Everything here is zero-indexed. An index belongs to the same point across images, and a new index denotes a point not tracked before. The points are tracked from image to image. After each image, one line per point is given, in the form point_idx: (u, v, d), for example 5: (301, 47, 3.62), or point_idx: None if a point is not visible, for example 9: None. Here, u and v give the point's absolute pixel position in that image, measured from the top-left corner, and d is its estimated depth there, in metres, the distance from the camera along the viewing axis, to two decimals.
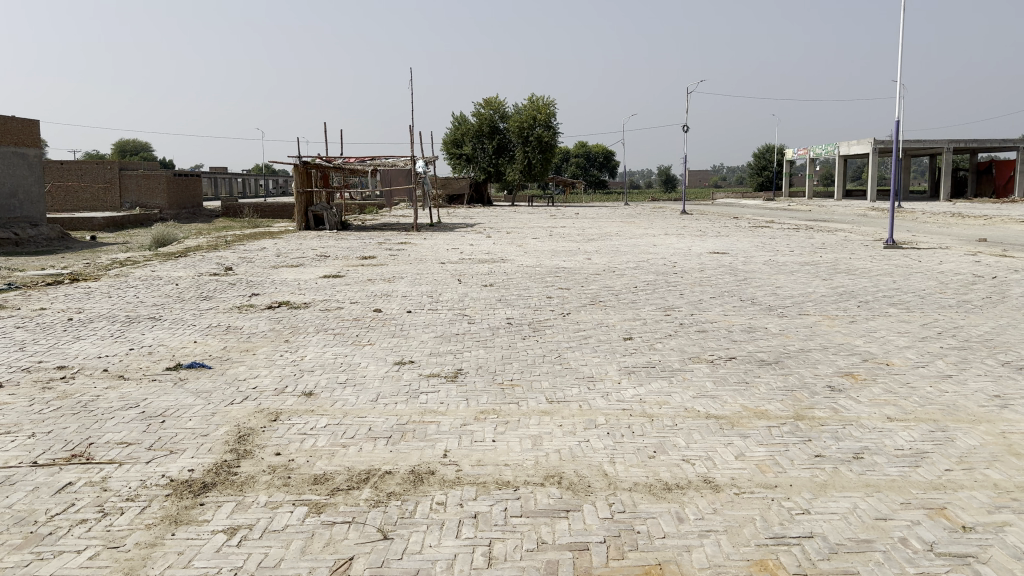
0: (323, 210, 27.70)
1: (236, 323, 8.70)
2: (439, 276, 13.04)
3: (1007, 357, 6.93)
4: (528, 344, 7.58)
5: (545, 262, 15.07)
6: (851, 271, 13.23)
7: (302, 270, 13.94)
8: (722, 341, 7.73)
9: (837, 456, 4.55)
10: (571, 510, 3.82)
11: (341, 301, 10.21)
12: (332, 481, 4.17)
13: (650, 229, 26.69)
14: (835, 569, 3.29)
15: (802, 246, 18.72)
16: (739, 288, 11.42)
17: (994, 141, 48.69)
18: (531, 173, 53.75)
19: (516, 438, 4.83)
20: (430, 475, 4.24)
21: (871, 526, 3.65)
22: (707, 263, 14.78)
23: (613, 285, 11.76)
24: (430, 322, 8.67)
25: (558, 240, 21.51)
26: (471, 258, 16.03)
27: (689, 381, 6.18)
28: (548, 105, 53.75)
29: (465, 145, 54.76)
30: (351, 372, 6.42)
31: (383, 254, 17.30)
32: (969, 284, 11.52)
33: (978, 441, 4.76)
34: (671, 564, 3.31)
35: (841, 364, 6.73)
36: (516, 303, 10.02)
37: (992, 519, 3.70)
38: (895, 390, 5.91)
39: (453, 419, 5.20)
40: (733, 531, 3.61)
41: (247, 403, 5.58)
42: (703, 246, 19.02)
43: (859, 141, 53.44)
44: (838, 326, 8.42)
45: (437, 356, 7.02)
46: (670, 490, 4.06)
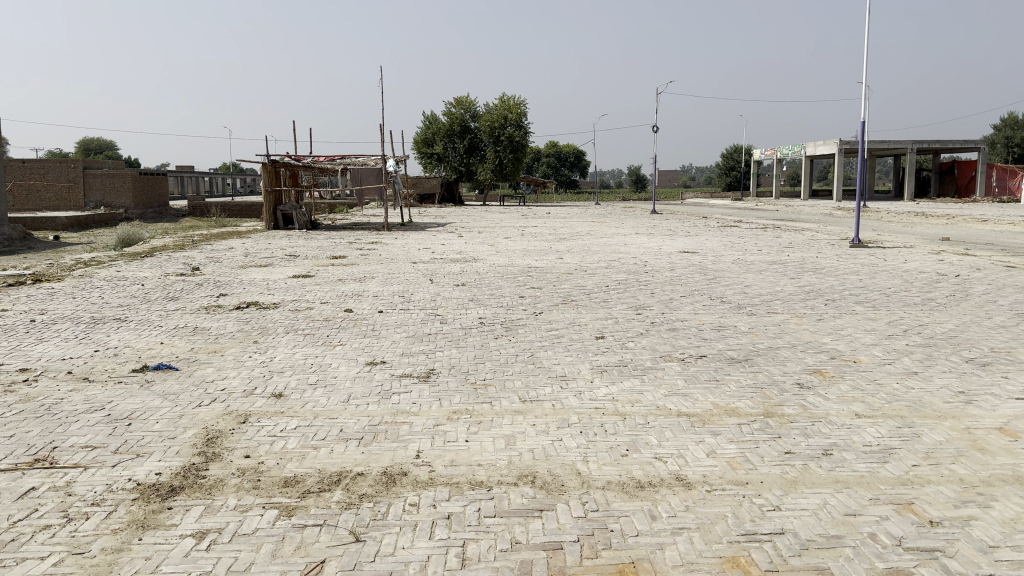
0: (291, 210, 27.42)
1: (203, 323, 8.58)
2: (410, 276, 12.96)
3: (970, 353, 7.06)
4: (500, 344, 7.56)
5: (516, 262, 15.02)
6: (820, 271, 13.34)
7: (271, 270, 13.77)
8: (692, 339, 7.77)
9: (806, 452, 4.60)
10: (544, 510, 3.81)
11: (311, 302, 10.11)
12: (302, 483, 4.12)
13: (621, 228, 26.78)
14: (806, 565, 3.32)
15: (769, 246, 18.66)
16: (710, 287, 11.47)
17: (956, 142, 49.63)
18: (502, 173, 53.90)
19: (489, 438, 4.82)
20: (402, 476, 4.21)
21: (840, 522, 3.69)
22: (678, 263, 14.83)
23: (584, 285, 11.75)
24: (401, 322, 8.62)
25: (529, 240, 21.47)
26: (443, 258, 15.93)
27: (661, 380, 6.21)
28: (519, 105, 53.95)
29: (436, 144, 54.16)
30: (322, 373, 6.36)
31: (353, 254, 17.12)
32: (933, 283, 11.68)
33: (943, 437, 4.84)
34: (645, 562, 3.32)
35: (809, 362, 6.81)
36: (488, 303, 10.00)
37: (958, 513, 3.77)
38: (862, 386, 5.99)
39: (425, 419, 5.17)
40: (705, 528, 3.64)
41: (215, 405, 5.50)
42: (674, 246, 19.07)
43: (826, 142, 54.17)
44: (806, 324, 8.50)
45: (409, 356, 6.98)
46: (642, 488, 4.07)
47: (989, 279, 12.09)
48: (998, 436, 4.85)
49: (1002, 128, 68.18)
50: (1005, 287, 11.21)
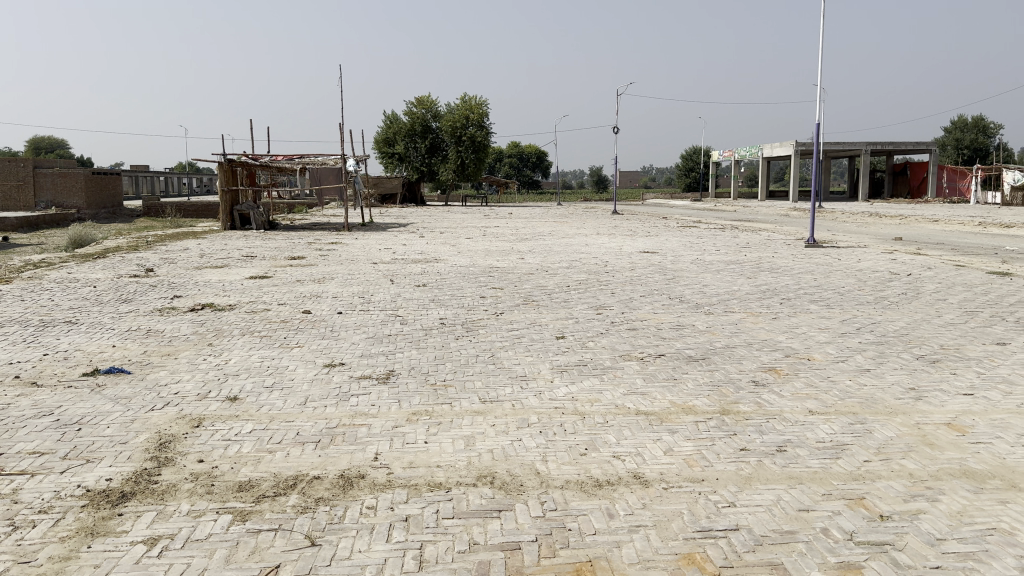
0: (249, 210, 27.08)
1: (156, 326, 8.41)
2: (371, 276, 12.88)
3: (921, 350, 7.23)
4: (460, 344, 7.55)
5: (476, 263, 15.01)
6: (776, 270, 13.56)
7: (229, 271, 13.58)
8: (651, 338, 7.85)
9: (761, 449, 4.66)
10: (502, 510, 3.81)
11: (268, 303, 9.97)
12: (257, 487, 4.06)
13: (582, 228, 26.96)
14: (760, 560, 3.36)
15: (728, 245, 19.01)
16: (669, 286, 11.59)
17: (908, 144, 50.83)
18: (465, 173, 53.88)
19: (448, 439, 4.81)
20: (360, 479, 4.17)
21: (794, 517, 3.75)
22: (638, 263, 14.96)
23: (545, 284, 11.80)
24: (361, 324, 8.57)
25: (490, 240, 21.47)
26: (403, 258, 15.84)
27: (620, 379, 6.26)
28: (481, 105, 53.95)
29: (398, 144, 53.79)
30: (279, 376, 6.27)
31: (312, 254, 16.95)
32: (886, 282, 11.95)
33: (894, 432, 4.94)
34: (602, 561, 3.33)
35: (764, 359, 6.91)
36: (449, 303, 9.97)
37: (907, 507, 3.86)
38: (815, 383, 6.10)
39: (384, 421, 5.14)
40: (662, 525, 3.67)
41: (169, 409, 5.40)
42: (635, 246, 19.24)
43: (782, 145, 55.11)
44: (762, 322, 8.65)
45: (368, 357, 6.93)
46: (600, 487, 4.09)
47: (938, 277, 12.39)
48: (946, 431, 4.98)
49: (952, 130, 70.05)
50: (955, 286, 11.51)
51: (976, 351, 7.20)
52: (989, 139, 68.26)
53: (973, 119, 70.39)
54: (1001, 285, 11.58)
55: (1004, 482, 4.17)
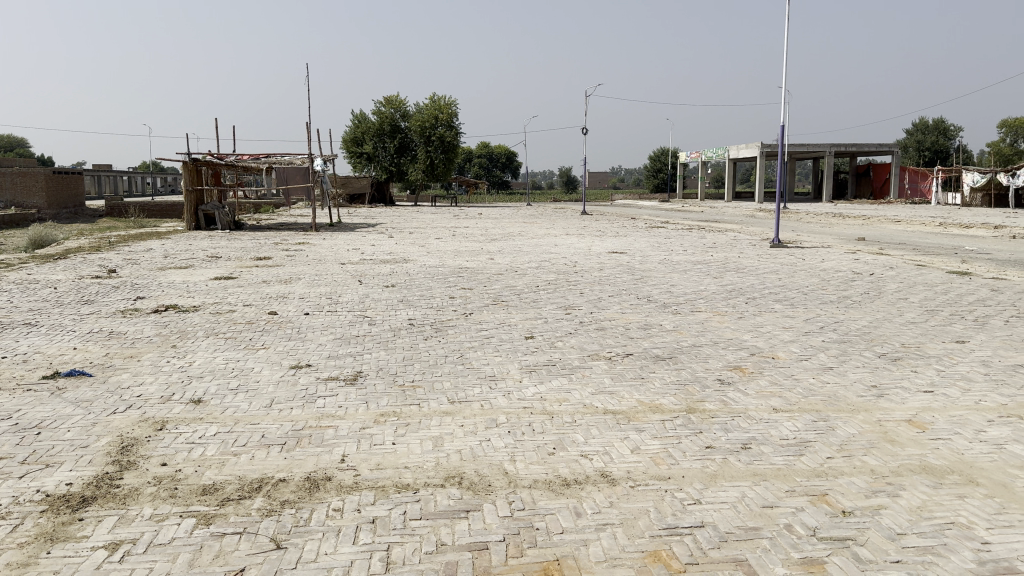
0: (214, 209, 26.78)
1: (119, 328, 8.26)
2: (338, 277, 12.82)
3: (882, 349, 7.37)
4: (429, 344, 7.54)
5: (445, 263, 14.96)
6: (742, 270, 13.72)
7: (193, 272, 13.42)
8: (619, 338, 7.90)
9: (726, 446, 4.72)
10: (470, 510, 3.81)
11: (233, 304, 9.85)
12: (222, 491, 4.02)
13: (552, 229, 27.08)
14: (725, 557, 3.40)
15: (695, 245, 19.22)
16: (637, 286, 11.68)
17: (871, 145, 51.73)
18: (434, 173, 53.73)
19: (416, 440, 4.79)
20: (326, 481, 4.14)
21: (758, 514, 3.80)
22: (606, 263, 15.05)
23: (514, 285, 11.82)
24: (328, 324, 8.51)
25: (460, 241, 21.46)
26: (371, 259, 15.74)
27: (588, 378, 6.29)
28: (449, 105, 53.89)
29: (366, 144, 53.41)
30: (244, 378, 6.20)
31: (279, 255, 16.76)
32: (849, 281, 12.15)
33: (856, 429, 5.03)
34: (569, 560, 3.35)
35: (730, 358, 7.00)
36: (417, 304, 9.94)
37: (869, 503, 3.93)
38: (779, 381, 6.18)
39: (352, 423, 5.11)
40: (629, 523, 3.69)
41: (131, 412, 5.32)
42: (603, 246, 19.36)
43: (748, 146, 55.78)
44: (728, 321, 8.76)
45: (335, 359, 6.88)
46: (568, 486, 4.11)
47: (899, 277, 12.63)
48: (906, 427, 5.08)
49: (913, 132, 71.41)
50: (916, 285, 11.73)
51: (935, 348, 7.35)
52: (949, 142, 69.72)
53: (934, 121, 71.86)
54: (960, 284, 11.84)
55: (963, 477, 4.26)
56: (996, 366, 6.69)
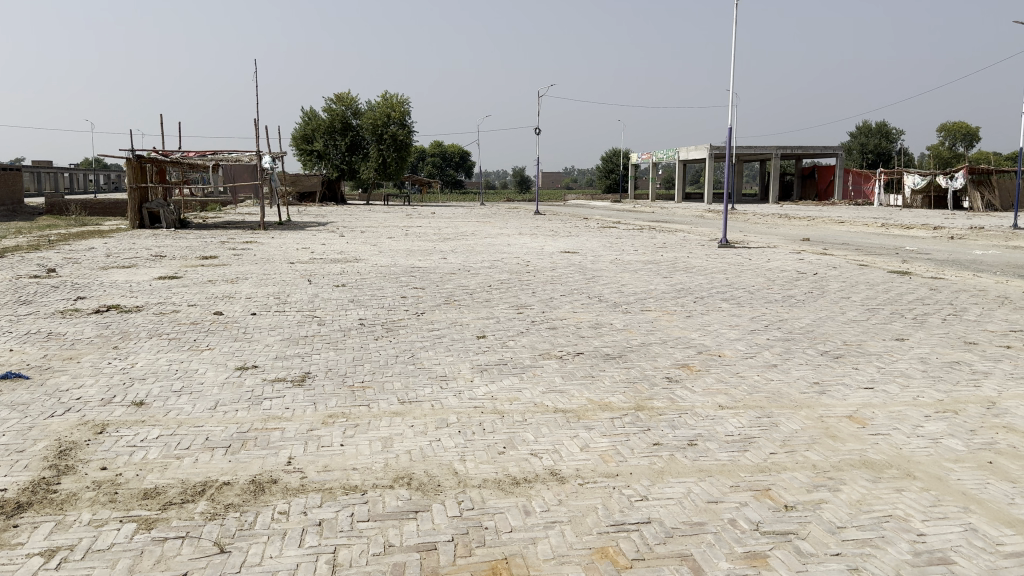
0: (158, 207, 26.25)
1: (58, 329, 8.03)
2: (287, 276, 12.65)
3: (825, 346, 7.56)
4: (380, 344, 7.50)
5: (395, 263, 14.85)
6: (691, 270, 13.95)
7: (136, 271, 13.14)
8: (571, 336, 7.97)
9: (673, 443, 4.79)
10: (419, 511, 3.79)
11: (178, 305, 9.65)
12: (164, 495, 3.93)
13: (505, 228, 27.17)
14: (670, 552, 3.45)
15: (645, 245, 19.48)
16: (588, 285, 11.80)
17: (816, 148, 53.01)
18: (386, 172, 53.36)
19: (365, 441, 4.76)
20: (272, 484, 4.08)
21: (703, 509, 3.86)
22: (558, 263, 15.14)
23: (467, 284, 11.82)
24: (276, 324, 8.41)
25: (411, 240, 21.38)
26: (320, 259, 15.51)
27: (539, 377, 6.32)
28: (402, 103, 53.72)
29: (316, 141, 52.71)
30: (188, 380, 6.07)
31: (224, 254, 16.39)
32: (794, 281, 12.40)
33: (799, 425, 5.15)
34: (517, 558, 3.36)
35: (678, 356, 7.10)
36: (368, 304, 9.85)
37: (810, 497, 4.02)
38: (725, 379, 6.30)
39: (299, 424, 5.05)
40: (577, 520, 3.72)
41: (70, 414, 5.18)
42: (555, 246, 19.46)
43: (697, 148, 56.66)
44: (677, 320, 8.89)
45: (282, 360, 6.78)
46: (518, 485, 4.13)
47: (842, 276, 12.98)
48: (847, 423, 5.21)
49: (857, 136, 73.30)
50: (858, 284, 12.05)
51: (876, 346, 7.57)
52: (891, 145, 71.80)
53: (876, 125, 73.91)
54: (899, 283, 12.22)
55: (901, 471, 4.40)
56: (934, 362, 6.92)
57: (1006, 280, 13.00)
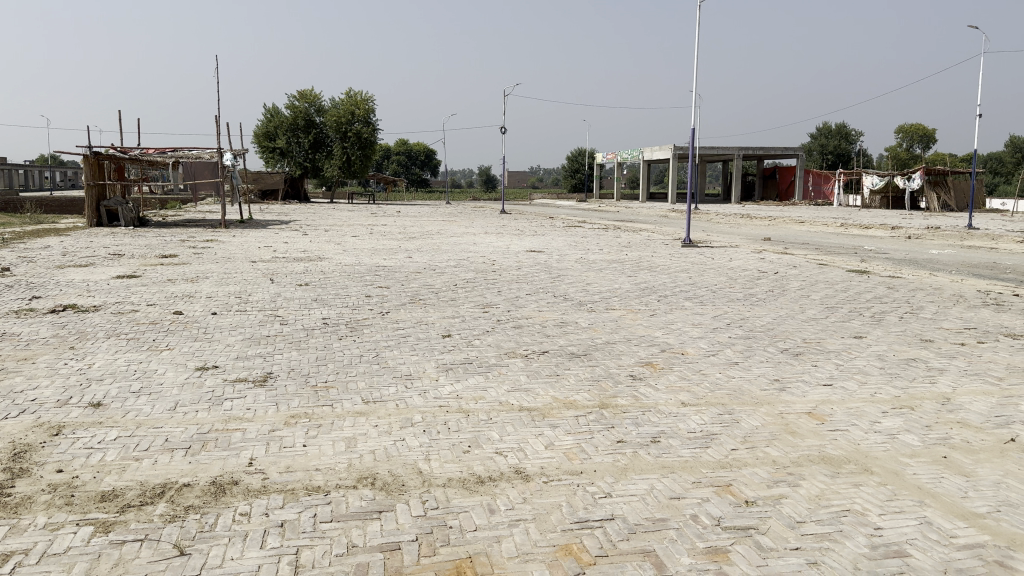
0: (117, 205, 25.76)
1: (11, 329, 7.83)
2: (249, 275, 12.51)
3: (785, 344, 7.69)
4: (344, 344, 7.45)
5: (359, 262, 14.72)
6: (656, 269, 14.07)
7: (93, 270, 12.86)
8: (536, 335, 7.98)
9: (636, 440, 4.83)
10: (383, 511, 3.78)
11: (137, 304, 9.48)
12: (122, 497, 3.87)
13: (471, 228, 27.12)
14: (633, 548, 3.48)
15: (610, 245, 19.56)
16: (553, 284, 11.85)
17: (778, 149, 53.80)
18: (350, 170, 52.95)
19: (328, 441, 4.72)
20: (233, 485, 4.04)
21: (666, 505, 3.91)
22: (524, 262, 15.16)
23: (432, 283, 11.79)
24: (237, 324, 8.30)
25: (376, 238, 21.25)
26: (282, 258, 15.32)
27: (505, 376, 6.32)
28: (366, 100, 53.40)
29: (279, 138, 52.05)
30: (147, 381, 5.96)
31: (184, 253, 16.10)
32: (755, 280, 12.55)
33: (760, 422, 5.23)
34: (481, 556, 3.36)
35: (642, 354, 7.16)
36: (331, 303, 9.78)
37: (770, 493, 4.09)
38: (688, 376, 6.38)
39: (260, 425, 4.99)
40: (542, 518, 3.74)
41: (24, 416, 5.07)
42: (521, 245, 19.45)
43: (661, 149, 57.15)
44: (641, 318, 8.97)
45: (243, 360, 6.70)
46: (482, 483, 4.13)
47: (803, 275, 13.21)
48: (807, 420, 5.30)
49: (818, 137, 74.39)
50: (818, 283, 12.24)
51: (834, 343, 7.71)
52: (851, 146, 73.14)
53: (836, 127, 75.15)
54: (859, 282, 12.45)
55: (858, 466, 4.49)
56: (891, 360, 7.06)
57: (961, 279, 13.30)
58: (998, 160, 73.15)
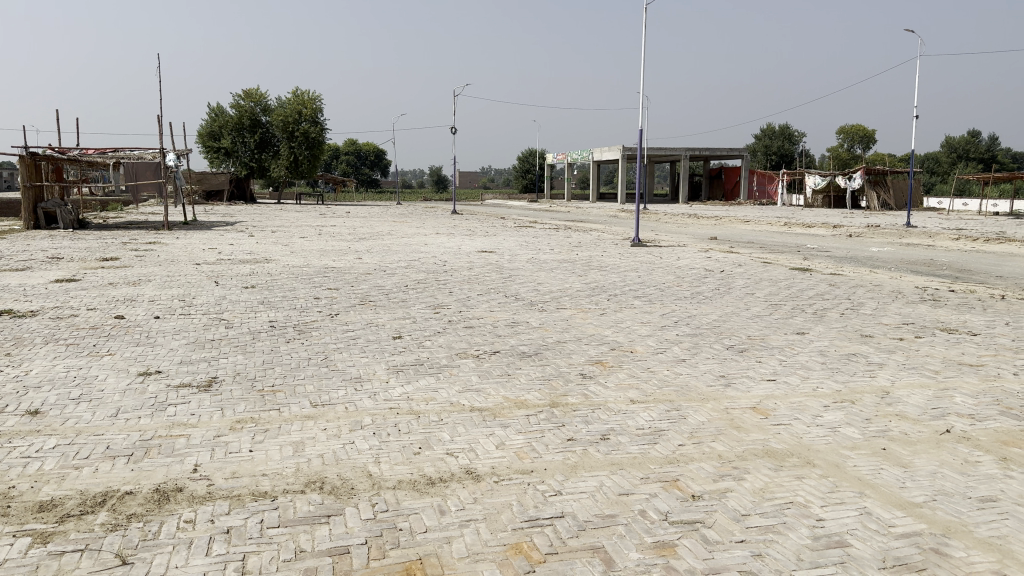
0: (55, 207, 25.00)
1: None
2: (193, 278, 12.29)
3: (731, 340, 7.85)
4: (292, 347, 7.36)
5: (307, 264, 14.56)
6: (606, 268, 14.22)
7: (30, 274, 12.46)
8: (487, 335, 8.00)
9: (586, 438, 4.87)
10: (331, 515, 3.75)
11: (76, 309, 9.22)
12: (61, 507, 3.77)
13: (421, 228, 27.03)
14: (583, 544, 3.52)
15: (561, 245, 19.68)
16: (504, 284, 11.88)
17: (723, 150, 54.74)
18: (298, 170, 52.37)
19: (275, 446, 4.66)
20: (177, 492, 3.96)
21: (615, 501, 3.96)
22: (475, 262, 15.16)
23: (382, 284, 11.73)
24: (181, 328, 8.13)
25: (326, 239, 21.05)
26: (228, 260, 15.08)
27: (456, 377, 6.33)
28: (314, 100, 52.69)
29: (223, 138, 51.09)
30: (87, 387, 5.81)
31: (125, 256, 15.74)
32: (702, 278, 12.75)
33: (706, 417, 5.32)
34: (431, 558, 3.36)
35: (592, 353, 7.23)
36: (279, 305, 9.67)
37: (716, 487, 4.17)
38: (637, 373, 6.47)
39: (205, 431, 4.90)
40: (492, 517, 3.76)
41: None
42: (472, 245, 19.42)
43: (609, 150, 57.61)
44: (591, 317, 9.05)
45: (188, 364, 6.57)
46: (433, 484, 4.13)
47: (748, 273, 13.47)
48: (752, 414, 5.42)
49: (762, 137, 75.94)
50: (762, 281, 12.48)
51: (778, 339, 7.89)
52: (794, 146, 74.80)
53: (780, 128, 76.78)
54: (801, 279, 12.76)
55: (801, 459, 4.60)
56: (832, 355, 7.26)
57: (898, 276, 13.71)
58: (933, 161, 75.75)
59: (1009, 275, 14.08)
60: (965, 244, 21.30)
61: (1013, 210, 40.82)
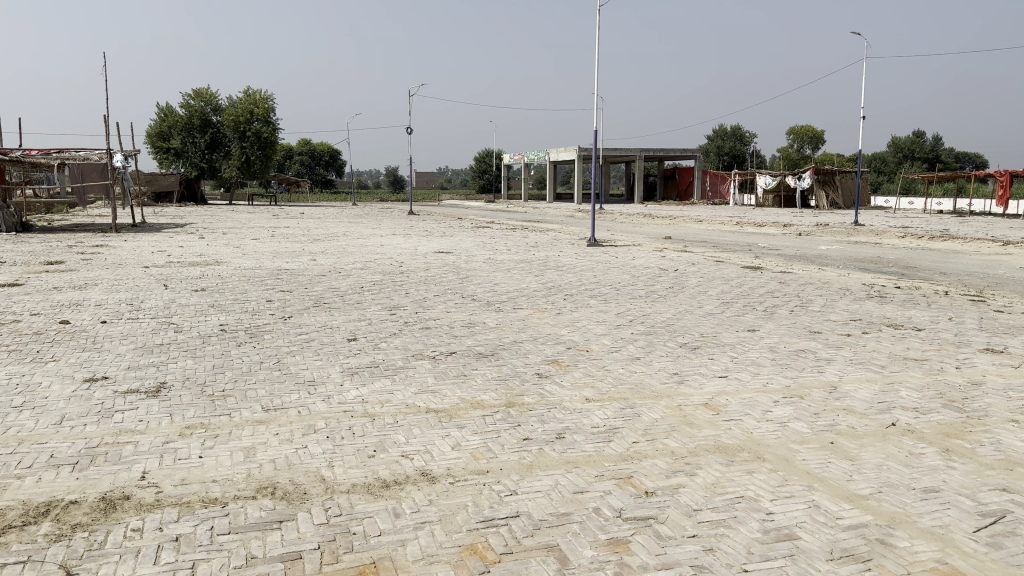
0: None
1: None
2: (142, 281, 12.04)
3: (684, 338, 7.95)
4: (244, 350, 7.25)
5: (260, 265, 14.37)
6: (562, 267, 14.30)
7: None
8: (443, 336, 7.98)
9: (542, 437, 4.90)
10: (284, 521, 3.71)
11: (19, 314, 8.95)
12: (2, 518, 3.66)
13: (377, 228, 26.88)
14: (537, 543, 3.54)
15: (517, 245, 19.72)
16: (460, 285, 11.86)
17: (677, 150, 55.43)
18: (250, 170, 51.74)
19: (226, 451, 4.59)
20: (124, 501, 3.88)
21: (569, 500, 3.98)
22: (431, 263, 15.13)
23: (337, 286, 11.62)
24: (128, 333, 7.95)
25: (279, 241, 20.79)
26: (177, 262, 14.80)
27: (411, 378, 6.30)
28: (266, 99, 52.01)
29: (173, 138, 50.11)
30: (30, 395, 5.65)
31: (71, 259, 15.35)
32: (657, 277, 12.90)
33: (659, 414, 5.39)
34: (386, 561, 3.35)
35: (547, 352, 7.27)
36: (232, 308, 9.53)
37: (669, 483, 4.22)
38: (592, 372, 6.52)
39: (154, 437, 4.81)
40: (447, 519, 3.75)
41: None
42: (428, 246, 19.35)
43: (565, 150, 57.86)
44: (547, 317, 9.08)
45: (135, 370, 6.43)
46: (387, 487, 4.11)
47: (702, 271, 13.66)
48: (704, 411, 5.50)
49: (714, 138, 77.13)
50: (715, 279, 12.67)
51: (730, 337, 8.02)
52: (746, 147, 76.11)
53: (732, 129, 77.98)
54: (753, 277, 12.98)
55: (751, 454, 4.69)
56: (783, 351, 7.41)
57: (846, 273, 14.04)
58: (881, 160, 77.68)
59: (952, 272, 14.49)
60: (911, 241, 21.88)
61: (956, 209, 42.01)
